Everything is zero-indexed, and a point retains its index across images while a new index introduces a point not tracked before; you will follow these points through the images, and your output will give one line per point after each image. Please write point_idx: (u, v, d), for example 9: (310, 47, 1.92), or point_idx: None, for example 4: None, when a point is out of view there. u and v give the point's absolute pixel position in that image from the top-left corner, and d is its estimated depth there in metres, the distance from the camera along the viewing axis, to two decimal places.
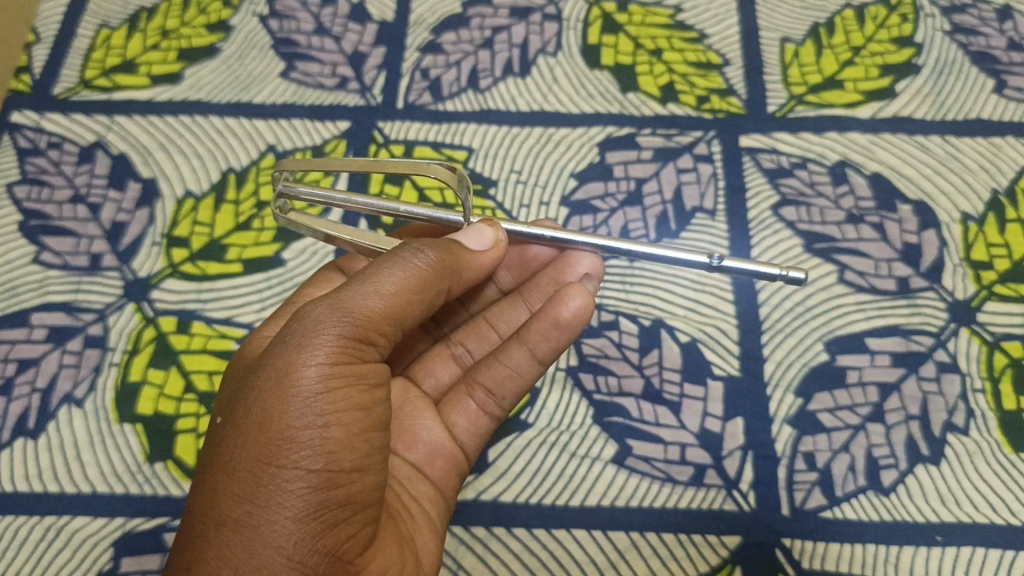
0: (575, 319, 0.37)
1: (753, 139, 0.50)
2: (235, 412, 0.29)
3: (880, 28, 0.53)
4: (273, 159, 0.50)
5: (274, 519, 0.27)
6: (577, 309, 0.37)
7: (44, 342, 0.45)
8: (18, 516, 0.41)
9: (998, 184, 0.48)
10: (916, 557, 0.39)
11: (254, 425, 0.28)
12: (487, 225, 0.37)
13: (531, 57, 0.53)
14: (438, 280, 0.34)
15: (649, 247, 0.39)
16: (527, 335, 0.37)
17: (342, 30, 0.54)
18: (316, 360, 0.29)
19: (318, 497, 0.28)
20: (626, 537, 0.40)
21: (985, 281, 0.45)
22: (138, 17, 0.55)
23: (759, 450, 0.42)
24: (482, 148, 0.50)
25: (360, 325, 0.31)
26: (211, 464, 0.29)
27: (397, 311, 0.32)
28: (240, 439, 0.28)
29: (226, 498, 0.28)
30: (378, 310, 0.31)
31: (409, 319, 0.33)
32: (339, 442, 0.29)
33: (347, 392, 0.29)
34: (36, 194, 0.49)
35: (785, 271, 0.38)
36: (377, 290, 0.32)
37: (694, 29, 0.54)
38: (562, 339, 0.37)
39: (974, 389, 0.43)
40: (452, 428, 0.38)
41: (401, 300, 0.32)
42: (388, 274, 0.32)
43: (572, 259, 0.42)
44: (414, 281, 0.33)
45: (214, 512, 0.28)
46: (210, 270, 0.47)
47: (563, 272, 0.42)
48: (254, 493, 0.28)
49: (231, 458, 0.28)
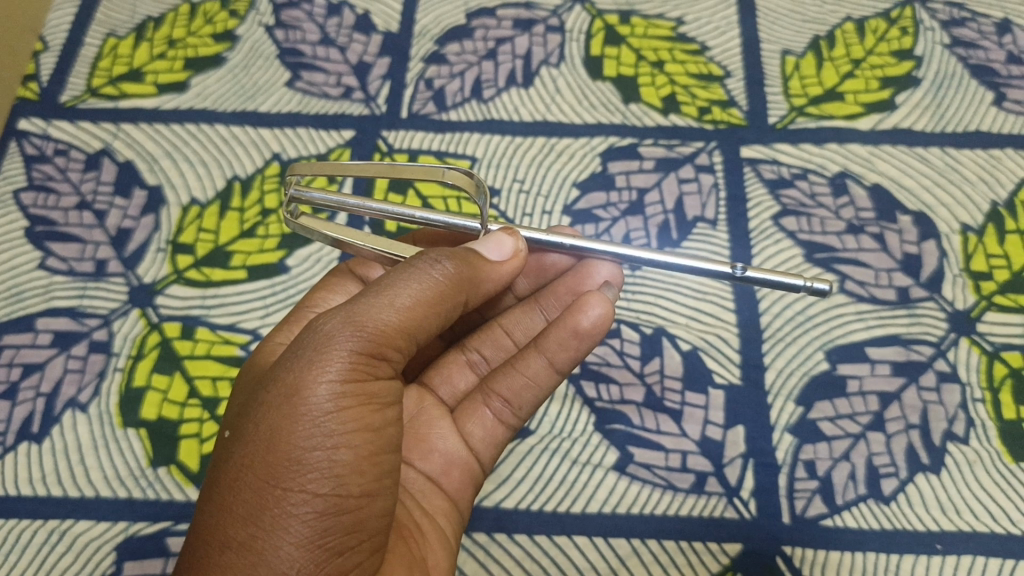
0: (594, 328, 0.37)
1: (753, 150, 0.50)
2: (243, 428, 0.29)
3: (880, 41, 0.54)
4: (278, 167, 0.50)
5: (278, 544, 0.28)
6: (596, 318, 0.37)
7: (49, 347, 0.45)
8: (21, 519, 0.41)
9: (998, 196, 0.49)
10: (917, 565, 0.40)
11: (262, 443, 0.29)
12: (507, 234, 0.37)
13: (534, 68, 0.54)
14: (456, 293, 0.34)
15: (670, 258, 0.39)
16: (546, 345, 0.37)
17: (347, 40, 0.55)
18: (327, 379, 0.29)
19: (324, 522, 0.28)
20: (627, 543, 0.40)
21: (984, 292, 0.46)
22: (145, 26, 0.56)
23: (759, 458, 0.42)
24: (485, 158, 0.51)
25: (374, 341, 0.31)
26: (217, 481, 0.29)
27: (412, 325, 0.32)
28: (248, 456, 0.29)
29: (231, 519, 0.28)
30: (393, 325, 0.31)
31: (423, 332, 0.33)
32: (347, 465, 0.29)
33: (357, 412, 0.30)
34: (42, 200, 0.49)
35: (808, 283, 0.37)
36: (391, 304, 0.31)
37: (695, 41, 0.54)
38: (580, 348, 0.37)
39: (974, 398, 0.43)
40: (467, 437, 0.39)
41: (415, 313, 0.32)
42: (404, 286, 0.32)
43: (590, 267, 0.43)
44: (430, 294, 0.32)
45: (219, 534, 0.28)
46: (215, 276, 0.47)
47: (581, 281, 0.43)
48: (259, 516, 0.28)
49: (238, 477, 0.28)
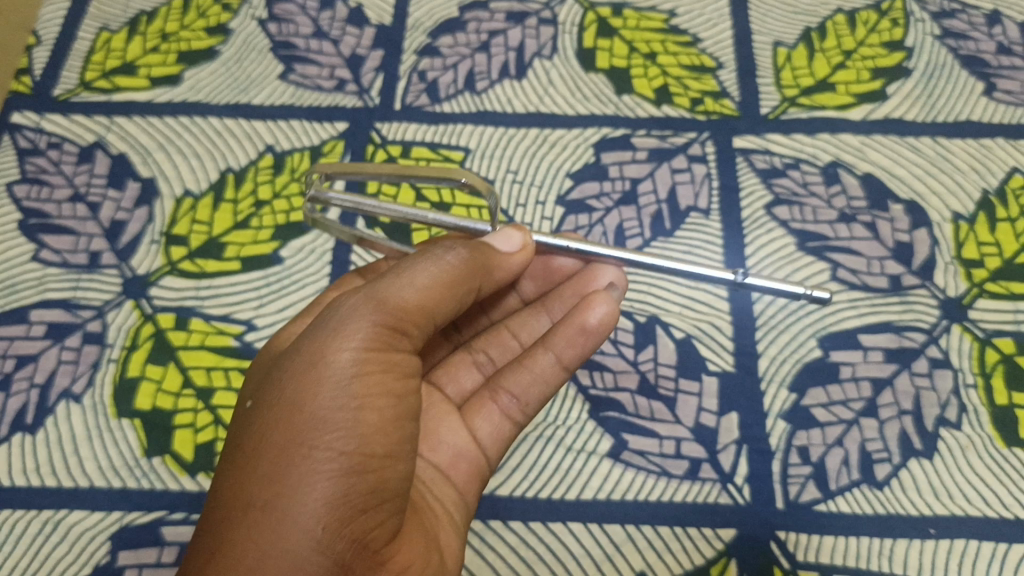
0: (602, 325, 0.38)
1: (745, 140, 0.51)
2: (266, 398, 0.30)
3: (871, 32, 0.54)
4: (271, 159, 0.50)
5: (303, 501, 0.27)
6: (603, 315, 0.38)
7: (43, 338, 0.45)
8: (15, 510, 0.41)
9: (988, 185, 0.49)
10: (910, 549, 0.40)
11: (287, 408, 0.29)
12: (515, 230, 0.37)
13: (527, 60, 0.54)
14: (473, 276, 0.34)
15: (675, 265, 0.41)
16: (553, 342, 0.38)
17: (340, 34, 0.55)
18: (349, 345, 0.30)
19: (350, 479, 0.28)
20: (622, 530, 0.40)
21: (975, 279, 0.46)
22: (138, 20, 0.56)
23: (753, 444, 0.42)
24: (479, 148, 0.51)
25: (395, 314, 0.31)
26: (238, 450, 0.29)
27: (433, 302, 0.32)
28: (273, 421, 0.29)
29: (253, 482, 0.28)
30: (414, 300, 0.32)
31: (442, 312, 0.33)
32: (372, 426, 0.29)
33: (381, 377, 0.30)
34: (36, 193, 0.49)
35: (809, 292, 0.40)
36: (412, 282, 0.32)
37: (688, 33, 0.54)
38: (587, 345, 0.38)
39: (966, 384, 0.43)
40: (476, 433, 0.38)
41: (435, 292, 0.32)
42: (422, 267, 0.33)
43: (596, 271, 0.43)
44: (447, 275, 0.33)
45: (243, 495, 0.28)
46: (208, 267, 0.47)
47: (586, 284, 0.43)
48: (283, 474, 0.28)
49: (263, 440, 0.29)
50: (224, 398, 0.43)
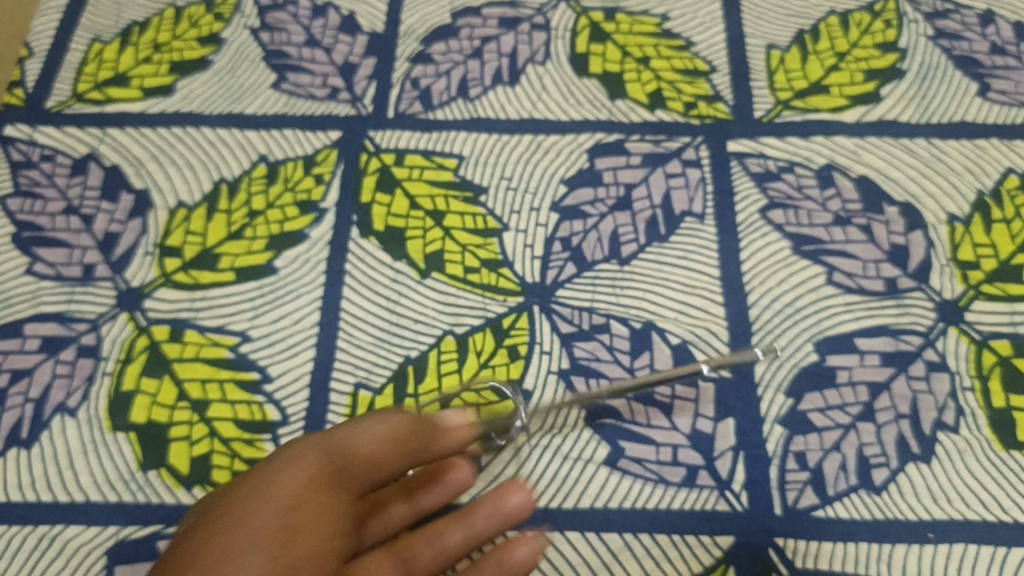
0: (518, 512, 0.39)
1: (739, 144, 0.50)
2: (245, 481, 0.35)
3: (864, 33, 0.54)
4: (265, 169, 0.50)
5: (191, 563, 0.32)
6: (517, 504, 0.39)
7: (38, 352, 0.45)
8: (11, 525, 0.41)
9: (984, 186, 0.49)
10: (909, 555, 0.40)
11: (244, 493, 0.35)
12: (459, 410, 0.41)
13: (520, 66, 0.54)
14: (420, 431, 0.38)
15: None
16: (467, 522, 0.39)
17: (332, 42, 0.55)
18: (275, 507, 0.34)
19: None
20: (619, 538, 0.40)
21: (972, 281, 0.46)
22: (130, 31, 0.55)
23: (750, 450, 0.42)
24: (472, 156, 0.50)
25: (339, 464, 0.36)
26: (183, 545, 0.33)
27: (379, 457, 0.37)
28: (241, 494, 0.35)
29: (214, 538, 0.33)
30: (360, 450, 0.37)
31: (386, 470, 0.38)
32: (291, 552, 0.33)
33: (298, 520, 0.34)
34: (29, 206, 0.49)
35: None
36: (366, 431, 0.37)
37: (681, 37, 0.54)
38: (501, 528, 0.39)
39: (963, 387, 0.43)
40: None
41: (385, 449, 0.37)
42: (371, 422, 0.37)
43: (507, 489, 0.39)
44: (398, 432, 0.38)
45: (202, 530, 0.33)
46: (202, 278, 0.47)
47: (498, 503, 0.39)
48: (207, 539, 0.33)
49: (232, 501, 0.34)
50: (219, 410, 0.43)
